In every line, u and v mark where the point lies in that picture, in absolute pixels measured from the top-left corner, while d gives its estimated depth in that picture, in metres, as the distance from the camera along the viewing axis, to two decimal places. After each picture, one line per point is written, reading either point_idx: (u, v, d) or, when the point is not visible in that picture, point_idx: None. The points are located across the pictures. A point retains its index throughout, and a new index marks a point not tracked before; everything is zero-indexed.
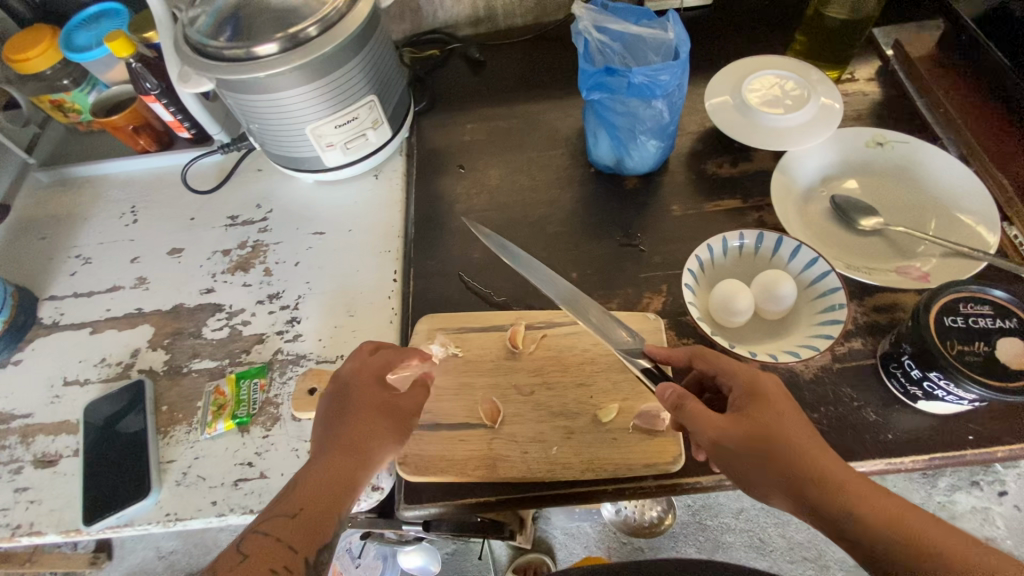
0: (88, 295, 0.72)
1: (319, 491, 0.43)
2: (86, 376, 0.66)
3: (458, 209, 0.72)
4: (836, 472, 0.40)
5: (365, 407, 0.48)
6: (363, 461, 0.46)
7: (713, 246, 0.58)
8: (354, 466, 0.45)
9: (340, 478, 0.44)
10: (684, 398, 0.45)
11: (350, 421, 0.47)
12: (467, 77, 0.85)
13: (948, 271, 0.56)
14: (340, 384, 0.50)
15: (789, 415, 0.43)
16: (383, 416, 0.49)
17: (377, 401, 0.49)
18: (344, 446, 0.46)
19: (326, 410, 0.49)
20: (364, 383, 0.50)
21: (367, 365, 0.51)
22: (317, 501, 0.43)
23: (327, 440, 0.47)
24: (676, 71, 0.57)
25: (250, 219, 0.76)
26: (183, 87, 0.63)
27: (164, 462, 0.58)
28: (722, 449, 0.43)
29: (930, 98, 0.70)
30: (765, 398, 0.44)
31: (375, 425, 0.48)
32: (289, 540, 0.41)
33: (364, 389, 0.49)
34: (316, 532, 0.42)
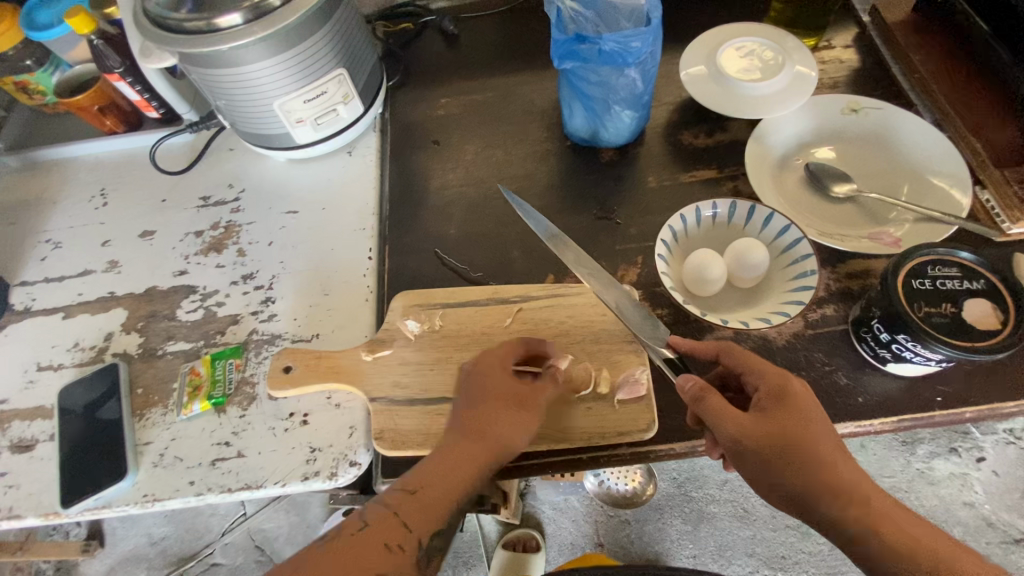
0: (59, 280, 0.71)
1: (450, 466, 0.46)
2: (59, 361, 0.65)
3: (434, 184, 0.71)
4: (852, 479, 0.42)
5: (494, 401, 0.49)
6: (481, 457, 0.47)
7: (686, 216, 0.57)
8: (470, 462, 0.46)
9: (451, 473, 0.46)
10: (707, 394, 0.45)
11: (491, 412, 0.48)
12: (441, 51, 0.83)
13: (919, 236, 0.56)
14: (473, 373, 0.51)
15: (814, 421, 0.43)
16: (513, 405, 0.49)
17: (502, 394, 0.49)
18: (456, 443, 0.47)
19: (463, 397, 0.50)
20: (493, 371, 0.50)
21: (497, 359, 0.51)
22: (430, 497, 0.45)
23: (456, 425, 0.49)
24: (648, 38, 0.56)
25: (222, 199, 0.74)
26: (146, 62, 0.63)
27: (141, 444, 0.58)
28: (743, 447, 0.43)
29: (905, 63, 0.69)
30: (792, 402, 0.44)
31: (511, 418, 0.48)
32: (405, 517, 0.44)
33: (496, 380, 0.50)
34: (432, 514, 0.45)
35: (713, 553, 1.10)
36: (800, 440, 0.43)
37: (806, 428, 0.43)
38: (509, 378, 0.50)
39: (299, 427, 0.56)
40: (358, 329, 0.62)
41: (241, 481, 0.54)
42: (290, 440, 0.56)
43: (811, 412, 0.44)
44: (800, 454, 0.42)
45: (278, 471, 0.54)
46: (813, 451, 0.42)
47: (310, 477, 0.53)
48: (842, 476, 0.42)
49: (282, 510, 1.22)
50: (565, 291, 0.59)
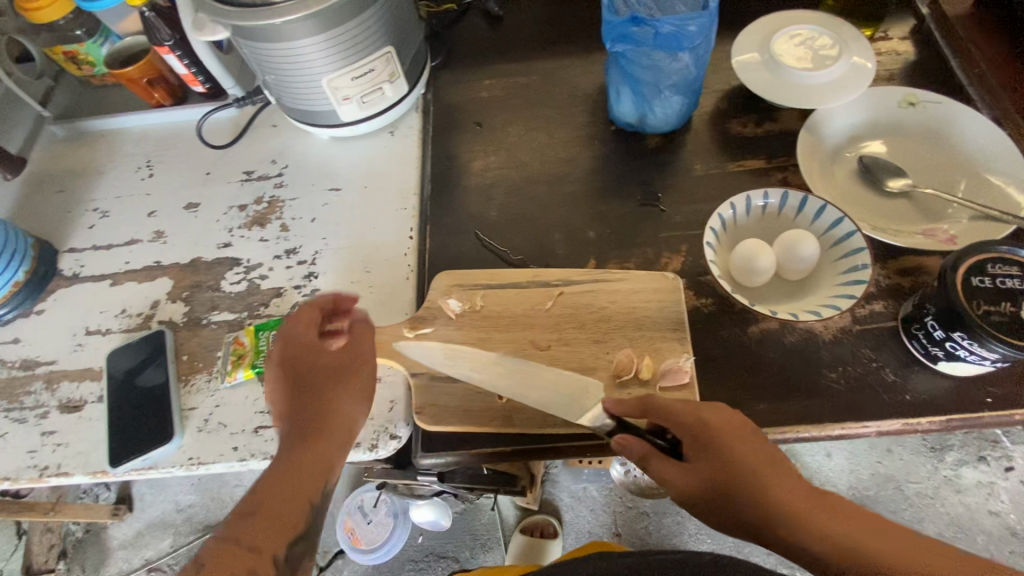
0: (107, 247, 0.73)
1: (295, 478, 0.45)
2: (107, 326, 0.67)
3: (475, 167, 0.71)
4: (805, 503, 0.40)
5: (311, 383, 0.49)
6: (311, 439, 0.46)
7: (736, 205, 0.57)
8: (321, 465, 0.46)
9: (313, 467, 0.45)
10: (645, 458, 0.44)
11: (309, 403, 0.48)
12: (484, 32, 0.82)
13: (976, 234, 0.55)
14: (287, 353, 0.50)
15: (747, 450, 0.42)
16: (334, 376, 0.49)
17: (331, 361, 0.50)
18: (310, 437, 0.46)
19: (283, 387, 0.49)
20: (312, 343, 0.51)
21: (298, 338, 0.51)
22: (287, 505, 0.44)
23: (291, 425, 0.47)
24: (704, 23, 0.55)
25: (266, 174, 0.75)
26: (199, 35, 0.63)
27: (186, 409, 0.59)
28: (691, 500, 0.43)
29: (964, 57, 0.67)
30: (717, 440, 0.43)
31: (345, 385, 0.49)
32: (258, 539, 0.42)
33: (312, 359, 0.50)
34: (281, 527, 0.43)
35: (732, 550, 1.09)
36: (738, 475, 0.41)
37: (739, 462, 0.42)
38: (323, 355, 0.50)
39: None
40: (399, 307, 0.62)
41: None
42: None
43: (741, 443, 0.43)
44: (742, 496, 0.41)
45: None
46: (755, 484, 0.41)
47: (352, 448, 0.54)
48: (796, 503, 0.40)
49: None
50: (608, 276, 0.58)
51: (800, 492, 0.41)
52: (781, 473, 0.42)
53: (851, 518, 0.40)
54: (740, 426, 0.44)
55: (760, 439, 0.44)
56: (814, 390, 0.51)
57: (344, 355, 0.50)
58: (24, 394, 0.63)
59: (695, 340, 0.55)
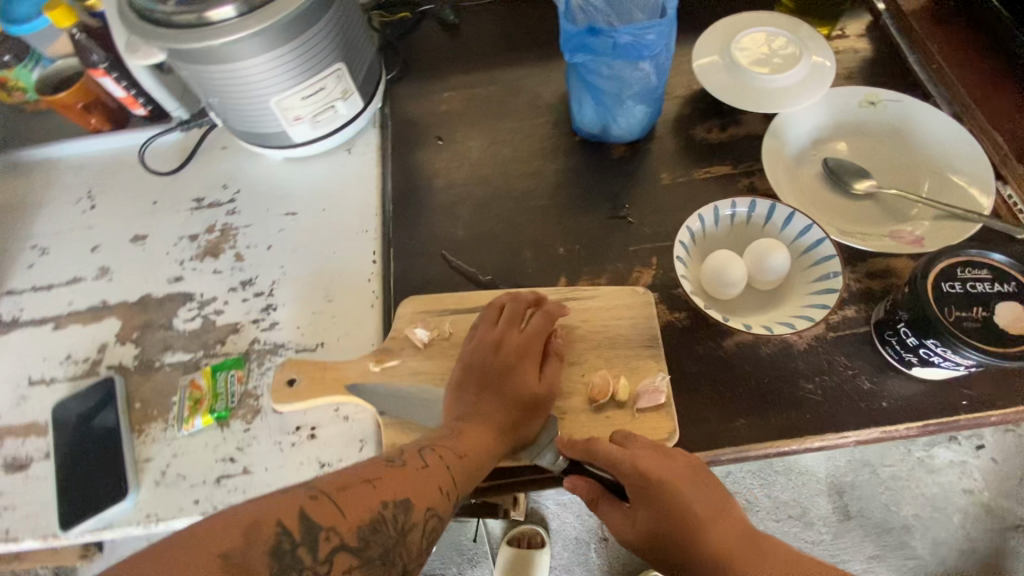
0: (47, 288, 0.68)
1: (462, 439, 0.45)
2: (51, 375, 0.62)
3: (438, 184, 0.69)
4: (739, 552, 0.39)
5: (477, 386, 0.49)
6: (501, 436, 0.47)
7: (705, 216, 0.56)
8: (487, 434, 0.46)
9: (473, 450, 0.45)
10: (594, 503, 0.46)
11: (482, 399, 0.48)
12: (440, 42, 0.80)
13: (942, 234, 0.54)
14: (521, 336, 0.51)
15: (687, 493, 0.42)
16: (521, 361, 0.50)
17: (533, 366, 0.50)
18: (458, 429, 0.46)
19: (470, 385, 0.49)
20: (509, 337, 0.51)
21: (484, 336, 0.52)
22: (407, 476, 0.41)
23: (471, 399, 0.48)
24: (662, 30, 0.54)
25: (216, 201, 0.71)
26: (134, 58, 0.59)
27: (141, 462, 0.56)
28: (637, 548, 0.43)
29: (922, 54, 0.67)
30: (657, 484, 0.43)
31: (527, 380, 0.49)
32: (438, 483, 0.42)
33: (489, 360, 0.50)
34: (401, 491, 0.40)
35: None
36: (676, 517, 0.41)
37: (678, 504, 0.42)
38: (496, 354, 0.50)
39: (307, 442, 0.54)
40: (364, 337, 0.60)
41: (248, 499, 0.52)
42: (298, 455, 0.54)
43: (680, 485, 0.43)
44: (675, 542, 0.41)
45: (287, 488, 0.52)
46: (690, 527, 0.41)
47: None
48: (729, 543, 0.40)
49: None
50: (579, 294, 0.56)
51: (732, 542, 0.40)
52: (718, 518, 0.41)
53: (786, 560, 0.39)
54: (684, 468, 0.44)
55: (707, 482, 0.44)
56: (791, 403, 0.51)
57: (532, 336, 0.51)
58: None
59: (670, 356, 0.54)
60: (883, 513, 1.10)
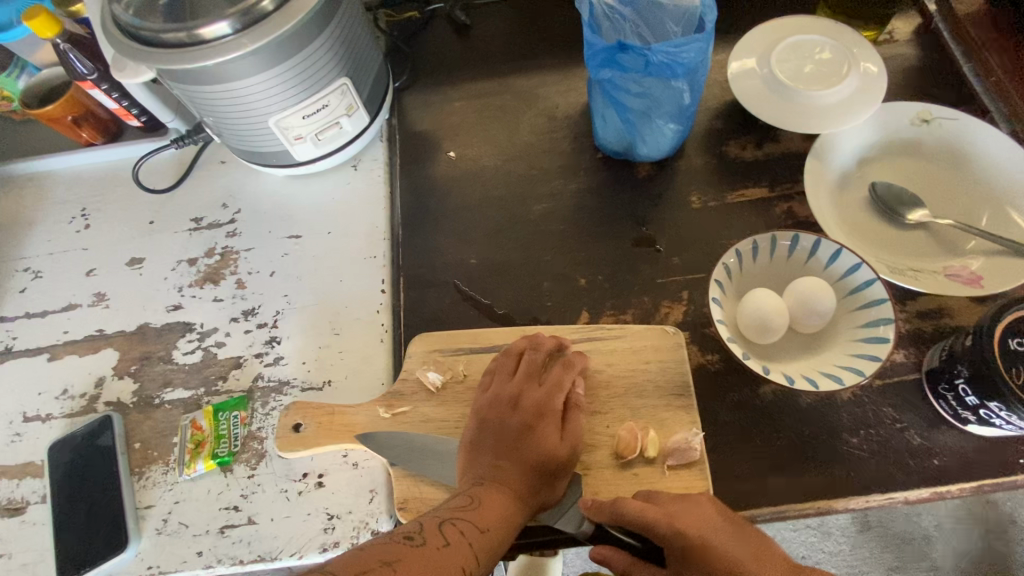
0: (41, 315, 0.65)
1: (480, 509, 0.41)
2: (47, 410, 0.59)
3: (449, 204, 0.65)
4: None
5: (494, 447, 0.46)
6: (521, 504, 0.43)
7: (742, 251, 0.51)
8: (507, 502, 0.43)
9: (494, 521, 0.41)
10: (630, 569, 0.43)
11: (498, 462, 0.45)
12: (451, 44, 0.74)
13: (1003, 272, 0.50)
14: (538, 391, 0.48)
15: (728, 547, 0.40)
16: (540, 417, 0.47)
17: (554, 423, 0.47)
18: (476, 497, 0.42)
19: (486, 445, 0.46)
20: (528, 392, 0.48)
21: (500, 389, 0.49)
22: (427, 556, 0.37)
23: (489, 462, 0.45)
24: (701, 47, 0.48)
25: (216, 221, 0.67)
26: (123, 77, 0.54)
27: (142, 508, 0.53)
28: None
29: (978, 63, 0.61)
30: (695, 544, 0.40)
31: (548, 439, 0.46)
32: (460, 561, 0.38)
33: (507, 418, 0.47)
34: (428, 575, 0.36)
35: None
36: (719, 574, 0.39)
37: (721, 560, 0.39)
38: (513, 411, 0.47)
39: (315, 491, 0.51)
40: (374, 374, 0.56)
41: (253, 552, 0.50)
42: (306, 505, 0.51)
43: (719, 539, 0.40)
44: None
45: (293, 540, 0.50)
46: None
47: (329, 547, 0.49)
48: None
49: None
50: (603, 334, 0.53)
51: None
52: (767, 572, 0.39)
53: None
54: (718, 518, 0.41)
55: (745, 535, 0.41)
56: (834, 458, 0.47)
57: (551, 391, 0.48)
58: None
59: (701, 404, 0.50)
60: (902, 526, 1.06)
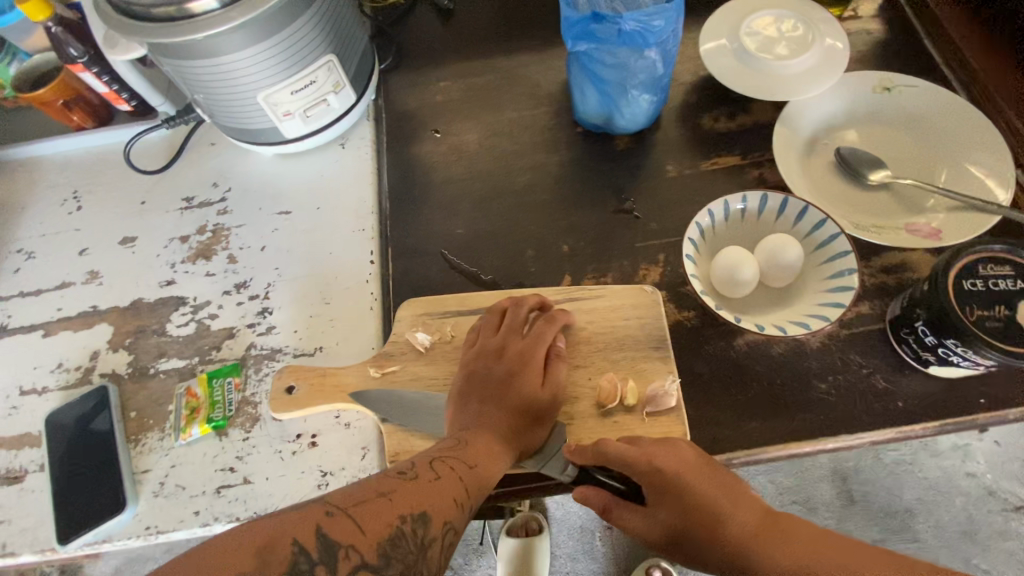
0: (35, 294, 0.66)
1: (468, 449, 0.44)
2: (43, 384, 0.60)
3: (435, 178, 0.67)
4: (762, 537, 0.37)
5: (481, 395, 0.48)
6: (508, 446, 0.46)
7: (714, 211, 0.54)
8: (494, 442, 0.45)
9: (482, 459, 0.44)
10: (608, 510, 0.44)
11: (484, 407, 0.48)
12: (435, 28, 0.77)
13: (960, 226, 0.52)
14: (521, 341, 0.51)
15: (701, 484, 0.41)
16: (524, 366, 0.49)
17: (537, 371, 0.49)
18: (464, 439, 0.45)
19: (473, 393, 0.49)
20: (512, 343, 0.51)
21: (485, 343, 0.52)
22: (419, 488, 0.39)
23: (475, 408, 0.48)
24: (670, 16, 0.51)
25: (207, 200, 0.69)
26: (112, 54, 0.58)
27: (139, 473, 0.54)
28: (659, 547, 0.42)
29: (937, 35, 0.65)
30: (671, 480, 0.41)
31: (532, 386, 0.48)
32: (451, 493, 0.40)
33: (492, 368, 0.50)
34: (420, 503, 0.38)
35: None
36: (693, 510, 0.40)
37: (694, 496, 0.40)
38: (498, 362, 0.50)
39: (308, 450, 0.53)
40: (364, 340, 0.58)
41: (249, 509, 0.51)
42: (300, 464, 0.53)
43: (693, 477, 0.41)
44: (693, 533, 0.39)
45: (289, 497, 0.51)
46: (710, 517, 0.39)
47: None
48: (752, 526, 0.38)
49: None
50: (584, 294, 0.55)
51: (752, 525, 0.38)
52: (737, 501, 0.40)
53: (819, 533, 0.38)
54: (699, 461, 0.43)
55: (724, 473, 0.42)
56: (804, 403, 0.49)
57: (534, 342, 0.51)
58: None
59: (679, 358, 0.52)
60: (885, 497, 1.08)
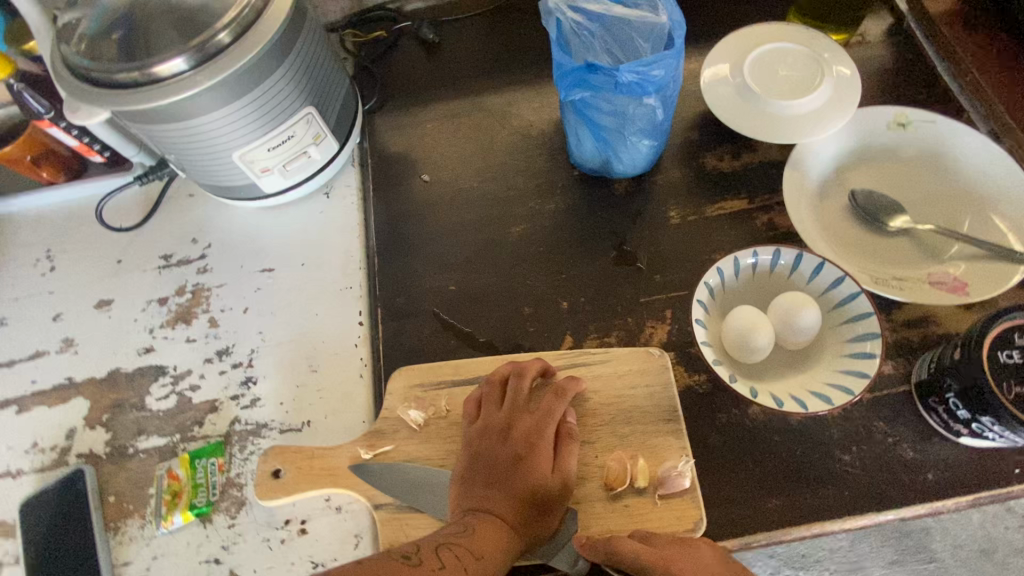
0: (8, 365, 0.63)
1: (474, 537, 0.42)
2: (17, 466, 0.57)
3: (426, 229, 0.63)
4: None
5: (486, 479, 0.46)
6: (516, 535, 0.43)
7: (724, 268, 0.50)
8: (502, 530, 0.43)
9: (489, 548, 0.41)
10: None
11: (491, 491, 0.45)
12: (420, 64, 0.73)
13: (988, 278, 0.49)
14: (529, 418, 0.48)
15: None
16: (532, 446, 0.47)
17: (547, 452, 0.47)
18: (471, 525, 0.43)
19: (479, 476, 0.46)
20: (518, 421, 0.48)
21: (490, 419, 0.49)
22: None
23: (483, 492, 0.45)
24: (670, 63, 0.48)
25: (186, 258, 0.65)
26: (74, 118, 0.50)
27: (119, 565, 0.51)
28: None
29: (952, 62, 0.61)
30: None
31: (541, 469, 0.46)
32: None
33: (498, 448, 0.47)
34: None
35: None
36: None
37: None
38: (504, 441, 0.47)
39: (297, 538, 0.50)
40: (354, 412, 0.55)
41: None
42: (288, 555, 0.49)
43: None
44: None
45: None
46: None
47: None
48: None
49: None
50: (587, 359, 0.51)
51: None
52: None
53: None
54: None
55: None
56: (826, 477, 0.46)
57: (542, 418, 0.48)
58: None
59: (690, 428, 0.49)
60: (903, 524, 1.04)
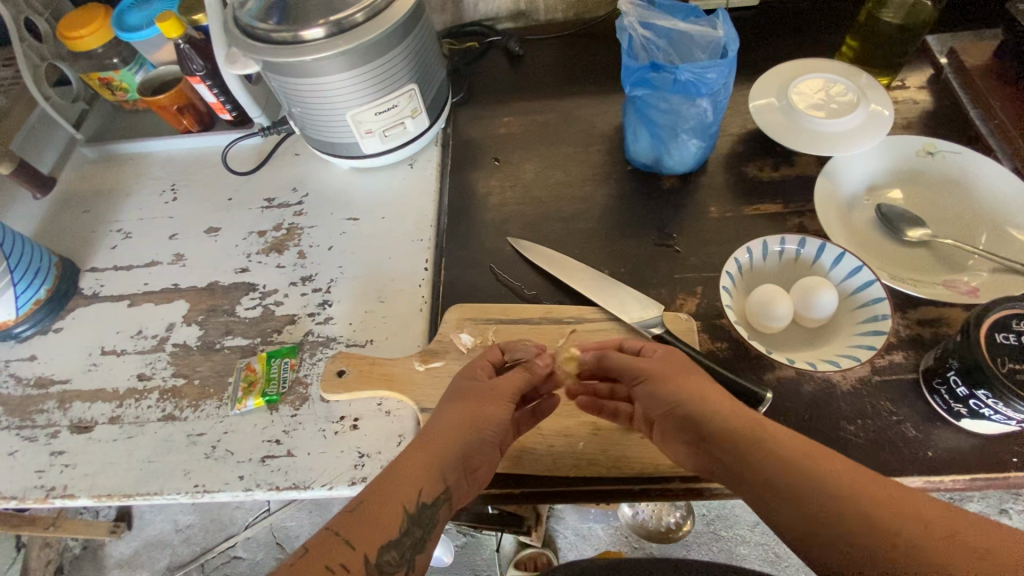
0: (127, 268, 0.74)
1: (395, 475, 0.44)
2: (122, 347, 0.67)
3: (491, 201, 0.72)
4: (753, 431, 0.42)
5: (464, 392, 0.50)
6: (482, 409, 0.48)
7: (753, 249, 0.58)
8: (427, 431, 0.48)
9: (406, 469, 0.45)
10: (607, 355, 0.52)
11: (461, 402, 0.49)
12: (504, 70, 0.85)
13: (999, 287, 0.54)
14: (475, 361, 0.54)
15: (698, 409, 0.45)
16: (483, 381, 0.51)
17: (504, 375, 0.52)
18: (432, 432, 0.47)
19: (466, 383, 0.51)
20: (469, 383, 0.51)
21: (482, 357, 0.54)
22: (389, 485, 0.44)
23: (451, 400, 0.50)
24: (723, 71, 0.56)
25: (285, 202, 0.77)
26: (231, 68, 0.64)
27: (194, 435, 0.59)
28: (655, 392, 0.48)
29: (984, 108, 0.67)
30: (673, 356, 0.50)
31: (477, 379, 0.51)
32: (350, 534, 0.41)
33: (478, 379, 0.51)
34: (383, 519, 0.42)
35: None
36: (677, 393, 0.46)
37: (703, 423, 0.44)
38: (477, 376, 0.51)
39: (349, 431, 0.57)
40: (412, 336, 0.63)
41: (289, 479, 0.55)
42: (340, 444, 0.57)
43: (708, 396, 0.46)
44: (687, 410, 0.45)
45: (326, 473, 0.55)
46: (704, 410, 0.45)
47: (357, 482, 0.54)
48: (743, 437, 0.42)
49: (302, 510, 1.25)
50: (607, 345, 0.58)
51: (739, 415, 0.44)
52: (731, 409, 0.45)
53: (785, 442, 0.41)
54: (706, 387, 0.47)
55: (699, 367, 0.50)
56: (832, 442, 0.50)
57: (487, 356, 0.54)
58: (36, 412, 0.63)
59: None
60: None
